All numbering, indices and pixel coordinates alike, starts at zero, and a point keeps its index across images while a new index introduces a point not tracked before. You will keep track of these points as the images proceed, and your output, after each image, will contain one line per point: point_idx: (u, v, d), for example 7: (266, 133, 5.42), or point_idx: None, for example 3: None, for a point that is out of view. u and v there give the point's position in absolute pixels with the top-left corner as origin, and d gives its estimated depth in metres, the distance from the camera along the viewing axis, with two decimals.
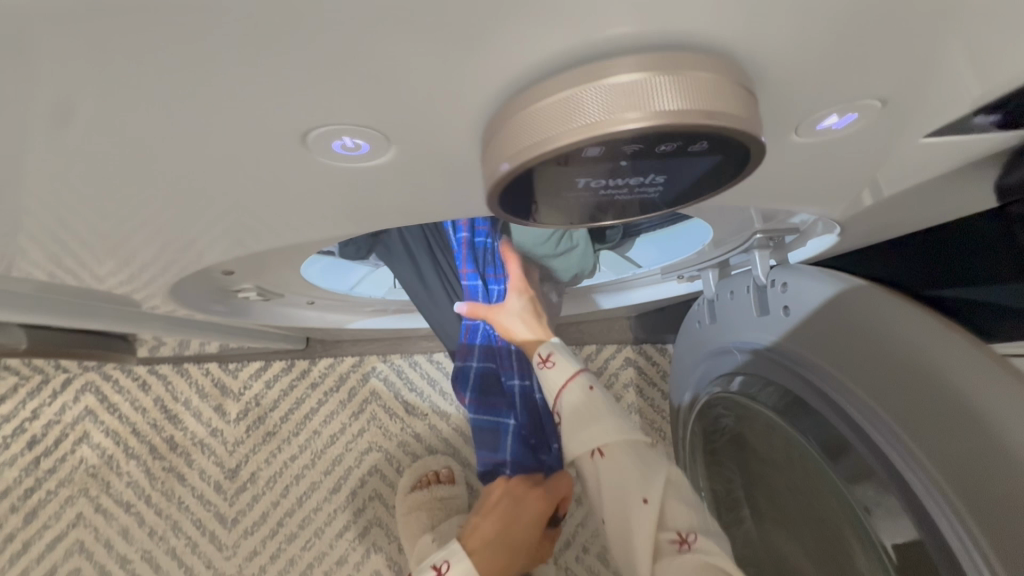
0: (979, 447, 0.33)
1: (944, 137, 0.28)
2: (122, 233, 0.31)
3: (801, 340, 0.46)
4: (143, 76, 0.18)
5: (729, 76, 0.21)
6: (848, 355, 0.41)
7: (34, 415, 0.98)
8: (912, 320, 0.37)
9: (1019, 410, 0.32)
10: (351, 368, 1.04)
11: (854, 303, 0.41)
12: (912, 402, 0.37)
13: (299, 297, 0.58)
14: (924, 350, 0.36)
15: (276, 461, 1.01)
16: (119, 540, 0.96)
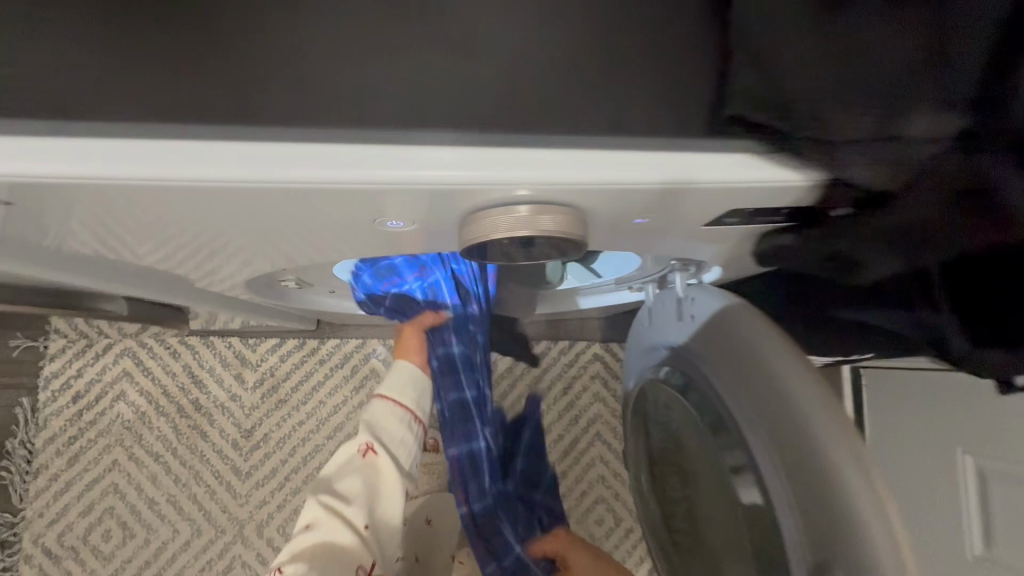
0: (797, 435, 0.48)
1: (730, 227, 0.48)
2: (222, 238, 0.47)
3: (702, 344, 0.61)
4: (291, 177, 0.38)
5: (576, 218, 0.43)
6: (731, 362, 0.56)
7: (79, 373, 1.13)
8: (766, 339, 0.52)
9: (820, 409, 0.46)
10: (355, 348, 1.19)
11: (736, 323, 0.55)
12: (764, 399, 0.51)
13: (325, 286, 0.74)
14: (770, 362, 0.51)
15: (286, 425, 1.16)
16: (148, 484, 1.11)
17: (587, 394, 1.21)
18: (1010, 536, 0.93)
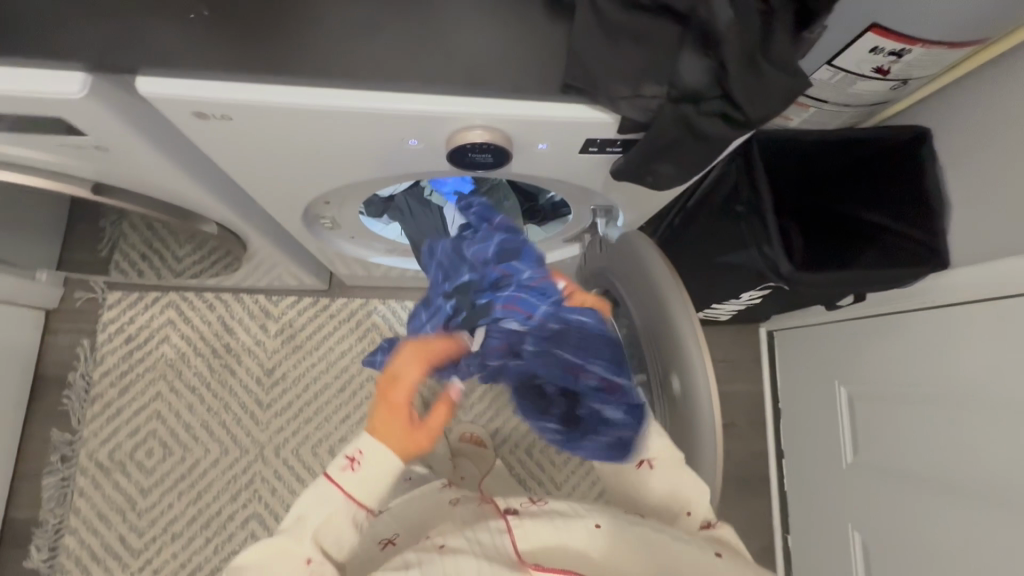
0: (650, 294, 0.74)
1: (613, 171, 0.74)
2: None
3: (609, 262, 0.88)
4: None
5: None
6: (621, 267, 0.83)
7: (132, 320, 1.37)
8: (638, 246, 0.79)
9: (663, 277, 0.73)
10: (359, 306, 1.46)
11: (624, 240, 0.82)
12: (637, 283, 0.78)
13: (348, 232, 1.01)
14: (639, 258, 0.78)
15: (302, 366, 1.41)
16: (185, 412, 1.35)
17: None
18: (869, 442, 1.21)
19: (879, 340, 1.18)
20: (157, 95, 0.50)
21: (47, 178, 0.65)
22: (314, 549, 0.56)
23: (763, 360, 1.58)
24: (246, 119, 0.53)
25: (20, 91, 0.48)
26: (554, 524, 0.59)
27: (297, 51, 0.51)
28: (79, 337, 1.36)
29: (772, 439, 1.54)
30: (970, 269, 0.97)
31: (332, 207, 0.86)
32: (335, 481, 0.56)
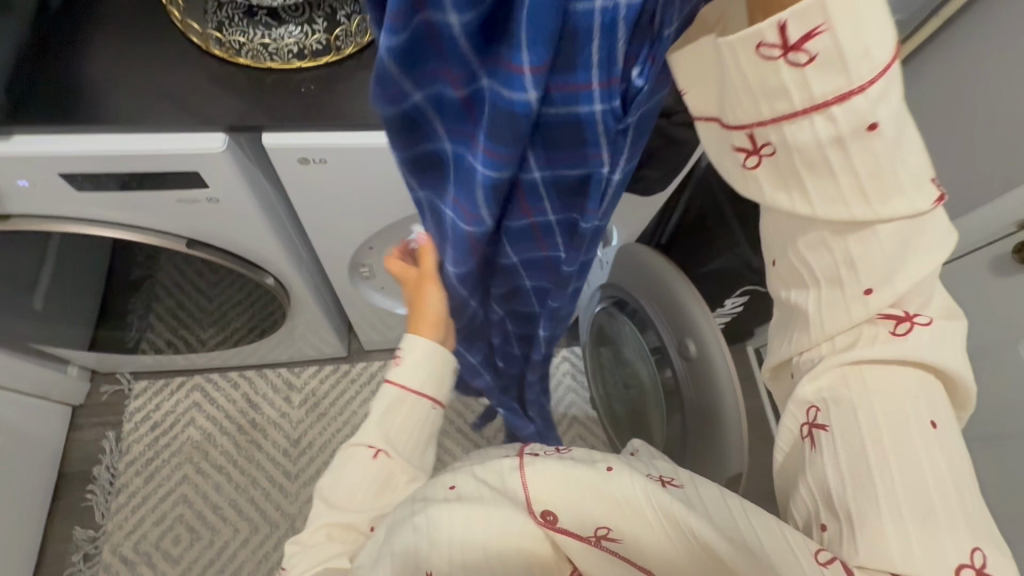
0: (644, 284, 0.92)
1: None
2: None
3: (607, 289, 1.08)
4: None
5: None
6: (615, 281, 1.03)
7: (158, 407, 1.42)
8: (622, 255, 0.99)
9: (642, 267, 0.93)
10: (379, 368, 1.54)
11: (615, 261, 1.02)
12: (630, 284, 0.97)
13: (379, 280, 1.15)
14: (625, 263, 0.98)
15: (327, 432, 1.44)
16: (213, 492, 1.35)
17: (560, 386, 1.57)
18: None
19: None
20: (276, 145, 0.67)
21: (150, 237, 0.78)
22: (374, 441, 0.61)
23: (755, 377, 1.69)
24: (337, 161, 0.71)
25: (171, 150, 0.63)
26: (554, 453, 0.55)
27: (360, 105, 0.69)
28: (104, 429, 1.39)
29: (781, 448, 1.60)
30: None
31: (374, 252, 1.01)
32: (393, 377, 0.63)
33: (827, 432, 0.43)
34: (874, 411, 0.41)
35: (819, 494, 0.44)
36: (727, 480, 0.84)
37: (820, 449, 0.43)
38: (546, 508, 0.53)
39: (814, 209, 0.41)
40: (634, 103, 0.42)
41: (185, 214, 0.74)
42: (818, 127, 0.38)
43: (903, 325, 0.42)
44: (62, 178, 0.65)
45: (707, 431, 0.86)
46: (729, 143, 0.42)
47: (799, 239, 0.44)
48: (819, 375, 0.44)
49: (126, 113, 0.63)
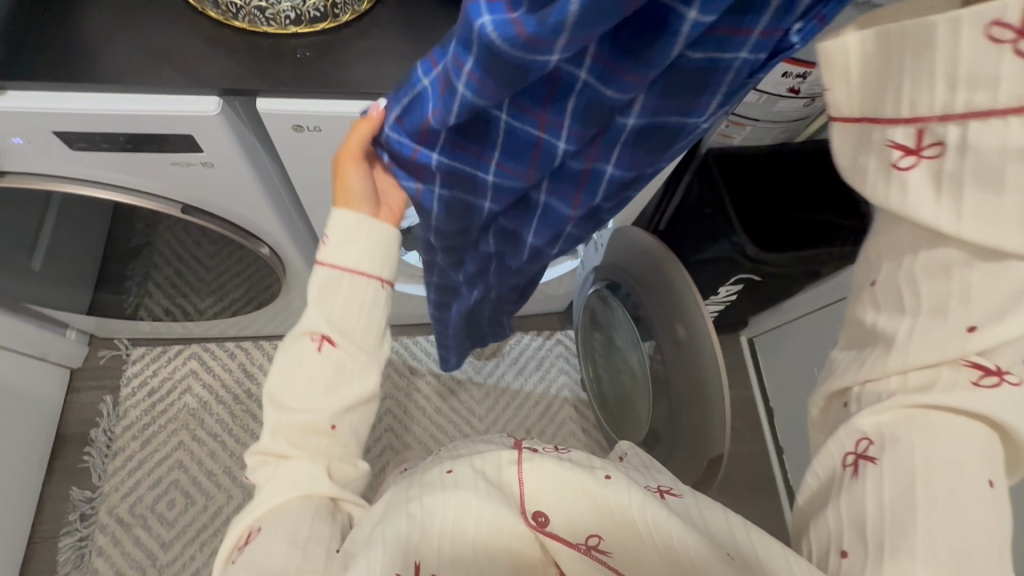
0: (639, 267, 0.93)
1: None
2: None
3: (600, 271, 1.08)
4: None
5: None
6: (610, 262, 1.03)
7: (155, 373, 1.44)
8: (617, 236, 0.99)
9: (636, 249, 0.93)
10: None
11: (610, 242, 1.03)
12: (625, 267, 0.97)
13: None
14: (620, 243, 0.98)
15: None
16: (208, 459, 1.37)
17: (552, 368, 1.59)
18: None
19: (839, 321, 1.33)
20: (270, 110, 0.67)
21: (146, 199, 0.78)
22: (319, 326, 0.59)
23: (747, 367, 1.69)
24: (332, 131, 0.71)
25: (165, 111, 0.63)
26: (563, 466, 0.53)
27: (356, 75, 0.69)
28: (102, 393, 1.41)
29: (769, 438, 1.62)
30: None
31: None
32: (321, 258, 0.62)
33: (876, 463, 0.42)
34: (933, 455, 0.40)
35: (847, 518, 0.43)
36: (711, 459, 0.85)
37: (862, 478, 0.43)
38: (538, 509, 0.53)
39: (959, 225, 0.36)
40: (781, 59, 0.40)
41: (180, 177, 0.74)
42: (1011, 130, 0.32)
43: (993, 378, 0.40)
44: (57, 136, 0.65)
45: (690, 415, 0.87)
46: (887, 138, 0.37)
47: (922, 254, 0.40)
48: (882, 409, 0.43)
49: (120, 72, 0.63)
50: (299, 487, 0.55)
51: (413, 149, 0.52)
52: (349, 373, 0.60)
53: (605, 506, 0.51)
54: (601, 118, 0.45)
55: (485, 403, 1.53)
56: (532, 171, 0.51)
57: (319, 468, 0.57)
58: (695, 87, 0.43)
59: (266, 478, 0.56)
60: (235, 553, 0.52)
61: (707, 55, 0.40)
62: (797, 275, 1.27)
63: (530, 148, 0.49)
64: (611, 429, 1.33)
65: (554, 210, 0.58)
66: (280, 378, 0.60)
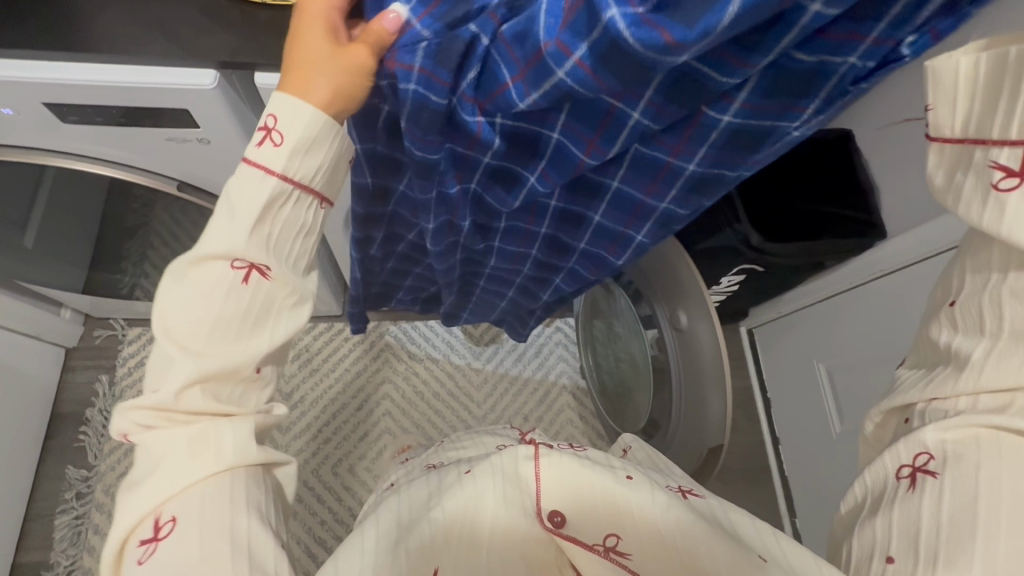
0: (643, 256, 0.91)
1: None
2: None
3: None
4: None
5: None
6: None
7: None
8: None
9: None
10: (372, 328, 1.55)
11: None
12: None
13: None
14: None
15: (318, 388, 1.46)
16: None
17: (551, 354, 1.58)
18: (850, 408, 1.31)
19: (838, 314, 1.33)
20: (267, 86, 0.64)
21: (141, 176, 0.76)
22: (246, 253, 0.47)
23: (746, 358, 1.69)
24: None
25: (160, 84, 0.61)
26: (581, 464, 0.52)
27: None
28: (97, 372, 1.40)
29: (766, 428, 1.62)
30: (897, 237, 1.16)
31: None
32: (253, 162, 0.48)
33: (936, 478, 0.41)
34: (999, 477, 0.39)
35: (898, 528, 0.41)
36: (707, 450, 0.85)
37: (919, 490, 0.41)
38: (554, 509, 0.53)
39: None
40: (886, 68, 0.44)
41: (177, 154, 0.72)
42: None
43: None
44: (47, 108, 0.63)
45: (690, 404, 0.87)
46: (990, 158, 0.39)
47: (1010, 276, 0.41)
48: (950, 427, 0.42)
49: (110, 41, 0.60)
50: (220, 461, 0.45)
51: (475, 122, 0.50)
52: (275, 310, 0.49)
53: (622, 509, 0.50)
54: (692, 101, 0.46)
55: (483, 389, 1.53)
56: (599, 139, 0.50)
57: (241, 435, 0.47)
58: (799, 85, 0.45)
59: (163, 450, 0.44)
60: (142, 550, 0.43)
61: (819, 57, 0.42)
62: (801, 266, 1.26)
63: (606, 126, 0.49)
64: (610, 418, 1.33)
65: (622, 195, 0.60)
66: (173, 315, 0.46)
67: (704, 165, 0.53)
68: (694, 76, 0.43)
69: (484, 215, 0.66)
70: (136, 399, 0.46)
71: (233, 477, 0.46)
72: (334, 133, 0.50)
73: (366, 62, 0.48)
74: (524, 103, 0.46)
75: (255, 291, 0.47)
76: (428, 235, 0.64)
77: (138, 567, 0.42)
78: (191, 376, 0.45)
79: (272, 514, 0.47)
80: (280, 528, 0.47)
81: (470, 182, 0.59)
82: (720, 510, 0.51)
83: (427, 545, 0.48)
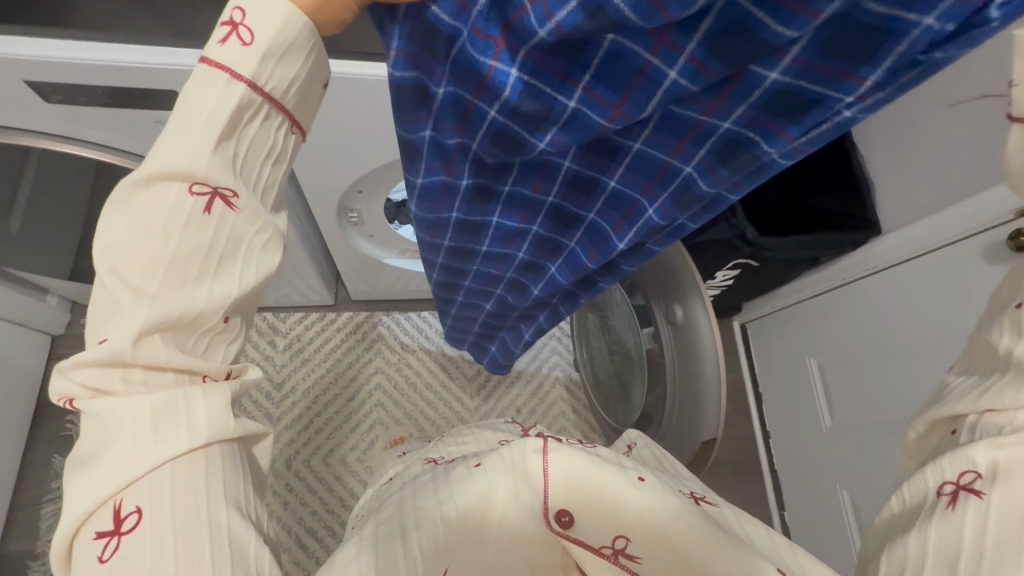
0: None
1: None
2: (332, 163, 0.85)
3: None
4: (380, 111, 0.76)
5: None
6: None
7: None
8: None
9: None
10: (365, 319, 1.53)
11: None
12: None
13: (368, 228, 1.13)
14: None
15: (310, 378, 1.45)
16: None
17: (545, 347, 1.58)
18: (842, 403, 1.32)
19: (832, 309, 1.33)
20: None
21: (128, 159, 0.74)
22: (208, 174, 0.40)
23: (739, 353, 1.70)
24: None
25: (145, 63, 0.59)
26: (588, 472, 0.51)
27: None
28: None
29: (758, 423, 1.63)
30: (892, 234, 1.16)
31: (363, 197, 0.99)
32: (213, 64, 0.39)
33: (982, 497, 0.36)
34: None
35: (934, 551, 0.36)
36: (701, 444, 0.85)
37: (961, 511, 0.36)
38: (562, 509, 0.53)
39: None
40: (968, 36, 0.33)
41: (164, 137, 0.70)
42: None
43: None
44: (28, 86, 0.61)
45: (684, 398, 0.87)
46: None
47: None
48: (1002, 443, 0.37)
49: (92, 19, 0.58)
50: (190, 438, 0.38)
51: (489, 62, 0.40)
52: (243, 248, 0.42)
53: (634, 511, 0.50)
54: (739, 55, 0.36)
55: (476, 381, 1.52)
56: (626, 104, 0.42)
57: (216, 407, 0.40)
58: (865, 44, 0.35)
59: (117, 423, 0.37)
60: (102, 545, 0.36)
61: (891, 10, 0.33)
62: (796, 261, 1.26)
63: (639, 84, 0.40)
64: (603, 411, 1.33)
65: (641, 159, 0.51)
66: (121, 257, 0.38)
67: (740, 125, 0.44)
68: (762, 7, 0.34)
69: (486, 175, 0.57)
70: (80, 354, 0.38)
71: (209, 455, 0.39)
72: (313, 44, 0.43)
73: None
74: (543, 30, 0.35)
75: (221, 225, 0.40)
76: (415, 189, 0.60)
77: (100, 565, 0.35)
78: (147, 323, 0.37)
79: (250, 506, 0.41)
80: (261, 518, 0.42)
81: (473, 138, 0.50)
82: (726, 516, 0.52)
83: (439, 544, 0.47)
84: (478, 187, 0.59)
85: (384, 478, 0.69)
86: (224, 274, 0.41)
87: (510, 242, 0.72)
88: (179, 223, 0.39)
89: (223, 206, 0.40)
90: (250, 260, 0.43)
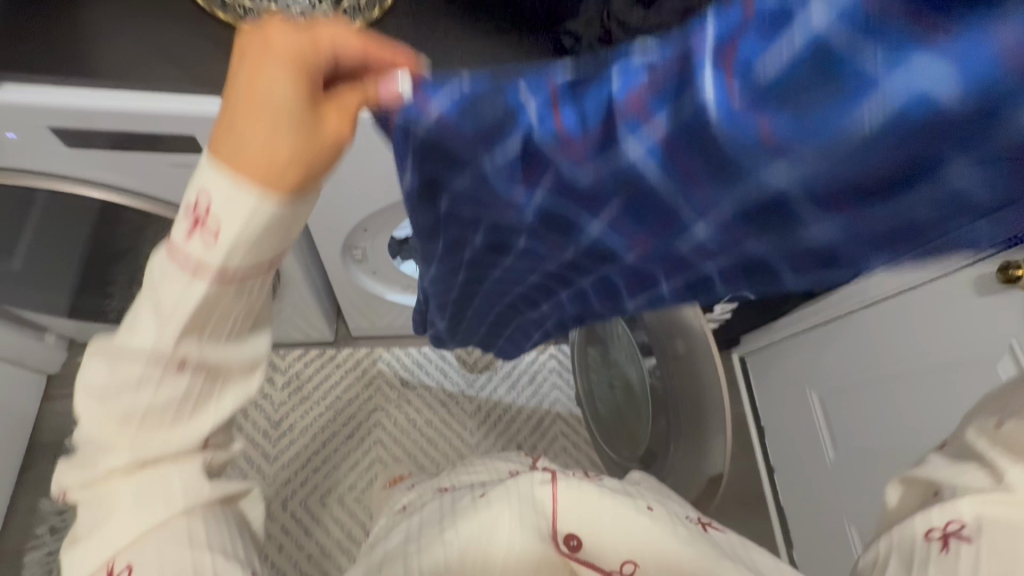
0: None
1: None
2: (339, 202, 0.87)
3: None
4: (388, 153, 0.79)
5: None
6: None
7: None
8: None
9: None
10: (365, 355, 1.53)
11: None
12: None
13: (372, 265, 1.14)
14: None
15: (308, 417, 1.43)
16: None
17: (546, 381, 1.57)
18: (845, 437, 1.31)
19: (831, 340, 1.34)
20: None
21: (141, 200, 0.76)
22: (176, 348, 0.38)
23: (739, 385, 1.69)
24: None
25: (165, 111, 0.61)
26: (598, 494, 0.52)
27: None
28: (79, 400, 1.36)
29: (761, 457, 1.61)
30: (883, 267, 1.19)
31: (368, 234, 1.01)
32: (179, 258, 0.36)
33: (970, 543, 0.42)
34: None
35: None
36: (707, 480, 0.84)
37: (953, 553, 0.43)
38: (570, 533, 0.52)
39: None
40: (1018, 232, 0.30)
41: (178, 180, 0.72)
42: None
43: None
44: (51, 133, 0.63)
45: (688, 432, 0.86)
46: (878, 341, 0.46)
47: None
48: None
49: (121, 70, 0.62)
50: (172, 506, 0.41)
51: (502, 185, 0.38)
52: (219, 383, 0.42)
53: (647, 542, 0.49)
54: (769, 241, 0.34)
55: (476, 417, 1.51)
56: (646, 241, 0.40)
57: (193, 478, 0.42)
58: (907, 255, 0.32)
59: (108, 510, 0.40)
60: None
61: (940, 237, 0.29)
62: (793, 294, 1.28)
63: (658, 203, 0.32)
64: (606, 447, 1.31)
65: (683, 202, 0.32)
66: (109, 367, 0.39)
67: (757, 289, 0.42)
68: (823, 198, 0.28)
69: (482, 266, 0.55)
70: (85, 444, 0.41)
71: (190, 525, 0.42)
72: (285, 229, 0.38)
73: (303, 91, 0.33)
74: (572, 167, 0.34)
75: (194, 375, 0.40)
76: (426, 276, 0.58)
77: None
78: (130, 458, 0.40)
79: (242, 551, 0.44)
80: None
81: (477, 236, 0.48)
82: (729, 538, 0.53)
83: None
84: (474, 272, 0.57)
85: (393, 509, 0.68)
86: (198, 409, 0.42)
87: (506, 305, 0.72)
88: (144, 386, 0.39)
89: (192, 364, 0.40)
90: (229, 391, 0.43)
